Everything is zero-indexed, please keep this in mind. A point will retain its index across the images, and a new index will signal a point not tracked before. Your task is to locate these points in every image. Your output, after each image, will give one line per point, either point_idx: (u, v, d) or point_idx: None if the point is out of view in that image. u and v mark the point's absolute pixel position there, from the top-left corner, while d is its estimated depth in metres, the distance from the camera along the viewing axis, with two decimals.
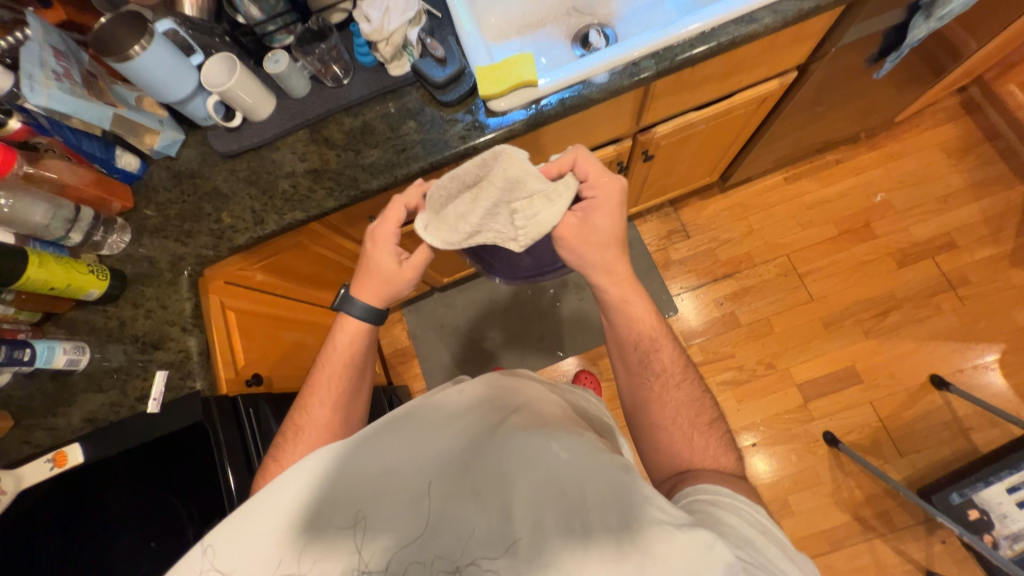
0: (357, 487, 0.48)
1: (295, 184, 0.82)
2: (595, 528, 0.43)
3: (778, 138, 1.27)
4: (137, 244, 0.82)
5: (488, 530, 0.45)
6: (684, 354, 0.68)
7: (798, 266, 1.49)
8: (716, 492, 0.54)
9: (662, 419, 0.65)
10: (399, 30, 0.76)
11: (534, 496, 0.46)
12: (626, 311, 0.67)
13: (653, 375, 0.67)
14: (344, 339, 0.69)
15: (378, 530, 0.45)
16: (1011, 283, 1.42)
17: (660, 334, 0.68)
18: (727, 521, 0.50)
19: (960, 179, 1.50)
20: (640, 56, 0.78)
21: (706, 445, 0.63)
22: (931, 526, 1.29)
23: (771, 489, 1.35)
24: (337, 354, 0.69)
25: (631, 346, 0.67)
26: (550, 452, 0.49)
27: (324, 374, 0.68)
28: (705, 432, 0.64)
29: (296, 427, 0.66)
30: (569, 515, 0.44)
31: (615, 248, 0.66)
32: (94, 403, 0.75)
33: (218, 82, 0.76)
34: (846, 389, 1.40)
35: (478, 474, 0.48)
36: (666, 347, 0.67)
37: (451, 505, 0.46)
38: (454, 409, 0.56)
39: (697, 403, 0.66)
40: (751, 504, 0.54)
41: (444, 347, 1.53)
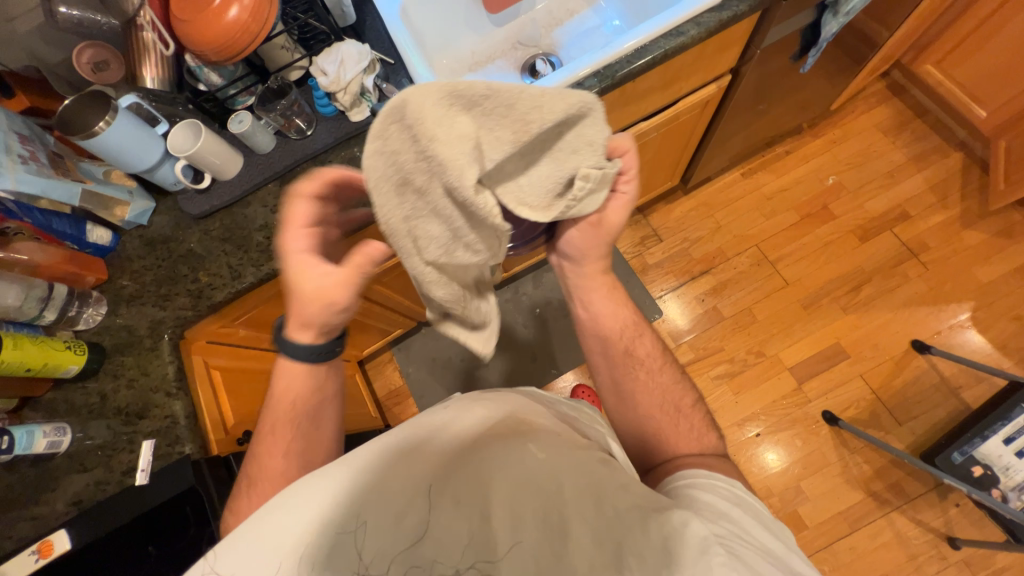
0: (348, 499, 0.48)
1: (269, 235, 0.83)
2: (572, 520, 0.46)
3: (727, 137, 1.34)
4: (114, 315, 0.82)
5: (476, 531, 0.46)
6: (662, 343, 0.71)
7: (769, 254, 1.55)
8: (694, 475, 0.55)
9: (649, 407, 0.66)
10: (355, 79, 0.81)
11: (516, 496, 0.48)
12: (610, 301, 0.70)
13: (636, 365, 0.68)
14: (284, 384, 0.64)
15: (372, 537, 0.46)
16: (967, 243, 1.49)
17: (640, 323, 0.71)
18: (705, 497, 0.51)
19: (900, 154, 1.60)
20: (585, 76, 0.84)
21: (690, 427, 0.64)
22: (942, 490, 1.30)
23: (782, 477, 1.35)
24: (283, 399, 0.64)
25: (615, 337, 0.69)
26: (527, 454, 0.51)
27: (270, 420, 0.64)
28: (690, 414, 0.66)
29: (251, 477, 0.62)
30: (549, 510, 0.47)
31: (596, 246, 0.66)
32: (78, 484, 0.72)
33: (185, 147, 0.79)
34: (836, 367, 1.43)
35: (464, 478, 0.49)
36: (644, 338, 0.70)
37: (439, 509, 0.47)
38: (436, 418, 0.56)
39: (678, 387, 0.68)
40: (729, 480, 0.55)
41: (438, 381, 1.52)
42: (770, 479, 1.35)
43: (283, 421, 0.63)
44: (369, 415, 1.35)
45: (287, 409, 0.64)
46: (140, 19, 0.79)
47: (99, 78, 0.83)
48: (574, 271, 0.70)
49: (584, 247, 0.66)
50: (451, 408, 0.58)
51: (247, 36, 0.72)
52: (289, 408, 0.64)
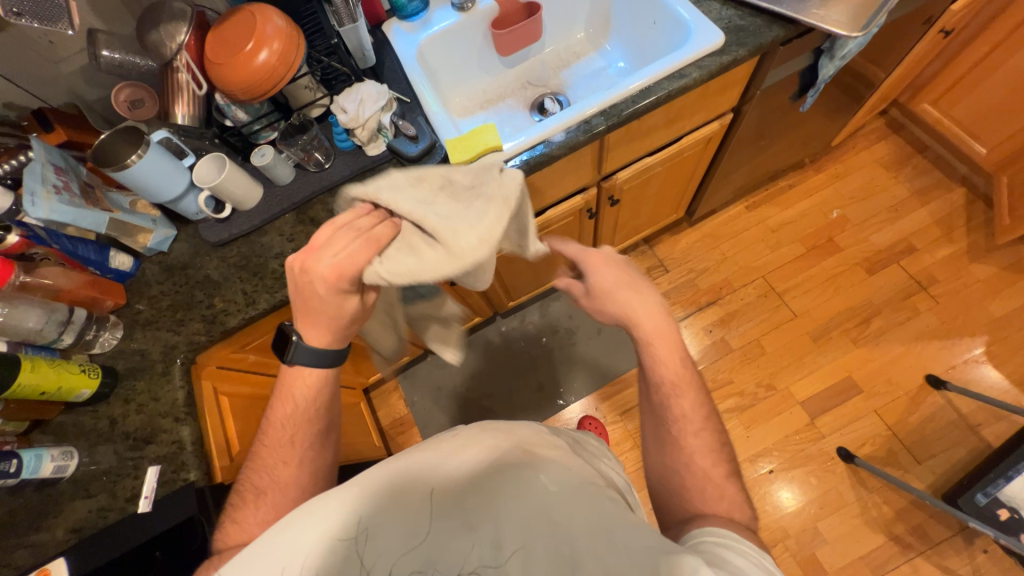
0: (359, 517, 0.49)
1: (284, 263, 0.85)
2: (583, 556, 0.45)
3: (730, 172, 1.38)
4: (129, 339, 0.83)
5: (484, 556, 0.47)
6: (707, 403, 0.63)
7: (775, 285, 1.55)
8: (723, 535, 0.52)
9: (676, 463, 0.62)
10: (373, 117, 0.85)
11: (526, 528, 0.48)
12: (652, 354, 0.62)
13: (669, 421, 0.63)
14: (302, 393, 0.64)
15: (378, 553, 0.47)
16: (976, 277, 1.49)
17: (688, 380, 0.63)
18: (736, 563, 0.47)
19: (903, 188, 1.62)
20: (591, 115, 0.87)
21: (719, 495, 0.59)
22: (969, 535, 1.24)
23: (798, 517, 1.30)
24: (300, 407, 0.65)
25: (651, 389, 0.64)
26: (539, 484, 0.51)
27: (281, 431, 0.64)
28: (721, 484, 0.60)
29: (256, 489, 0.63)
30: (558, 543, 0.46)
31: (637, 292, 0.63)
32: (81, 511, 0.72)
33: (209, 180, 0.83)
34: (849, 401, 1.40)
35: (474, 503, 0.50)
36: (684, 397, 0.62)
37: (448, 530, 0.48)
38: (449, 442, 0.56)
39: (714, 454, 0.62)
40: (757, 549, 0.51)
41: (443, 410, 1.50)
42: (785, 519, 1.30)
43: (300, 429, 0.64)
44: (373, 444, 1.33)
45: (305, 418, 0.65)
46: (176, 62, 0.83)
47: (136, 115, 0.89)
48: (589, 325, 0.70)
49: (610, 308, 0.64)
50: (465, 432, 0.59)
51: (275, 78, 0.77)
52: (305, 416, 0.65)
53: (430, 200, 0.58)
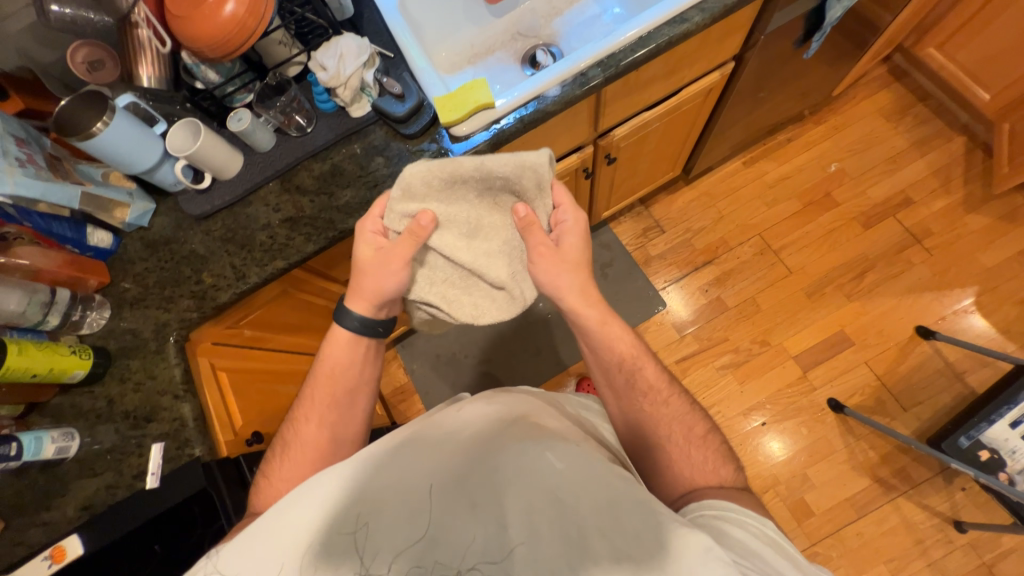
0: (358, 509, 0.50)
1: (272, 235, 0.82)
2: (590, 536, 0.46)
3: (729, 126, 1.33)
4: (118, 319, 0.81)
5: (488, 542, 0.48)
6: (668, 371, 0.65)
7: (772, 243, 1.54)
8: (723, 508, 0.52)
9: (658, 439, 0.61)
10: (355, 74, 0.79)
11: (532, 507, 0.49)
12: (607, 333, 0.64)
13: (640, 398, 0.63)
14: (334, 355, 0.66)
15: (377, 541, 0.49)
16: (970, 228, 1.49)
17: (644, 353, 0.65)
18: (739, 538, 0.48)
19: (903, 139, 1.59)
20: (587, 66, 0.83)
21: (704, 457, 0.60)
22: (949, 475, 1.30)
23: (788, 465, 1.35)
24: (328, 370, 0.66)
25: (615, 368, 0.64)
26: (545, 462, 0.52)
27: (313, 391, 0.66)
28: (703, 445, 0.61)
29: (284, 442, 0.65)
30: (566, 524, 0.47)
31: (585, 268, 0.65)
32: (89, 489, 0.72)
33: (184, 147, 0.77)
34: (840, 354, 1.43)
35: (478, 484, 0.51)
36: (645, 368, 0.64)
37: (453, 511, 0.50)
38: (452, 424, 0.60)
39: (689, 416, 0.63)
40: (759, 517, 0.52)
41: (442, 377, 1.52)
42: (775, 467, 1.36)
43: (327, 390, 0.65)
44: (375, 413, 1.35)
45: (330, 380, 0.66)
46: (134, 17, 0.77)
47: (95, 78, 0.82)
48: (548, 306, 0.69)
49: (554, 281, 0.64)
50: (465, 415, 0.61)
51: (245, 31, 0.71)
52: (333, 378, 0.66)
53: (474, 234, 0.65)
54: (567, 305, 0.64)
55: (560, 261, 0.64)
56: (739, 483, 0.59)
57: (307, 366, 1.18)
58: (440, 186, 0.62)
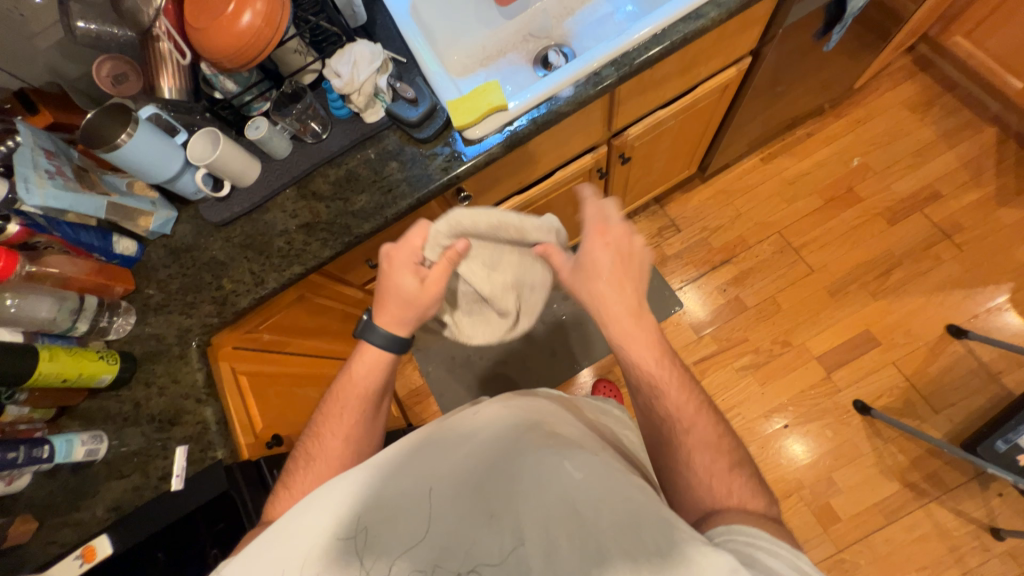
0: (363, 515, 0.51)
1: (290, 240, 0.83)
2: (608, 550, 0.45)
3: (746, 122, 1.30)
4: (143, 324, 0.83)
5: (495, 551, 0.48)
6: (698, 394, 0.62)
7: (792, 240, 1.50)
8: (754, 534, 0.49)
9: (677, 461, 0.60)
10: (369, 80, 0.80)
11: (548, 518, 0.48)
12: (627, 351, 0.62)
13: (661, 419, 0.62)
14: (363, 371, 0.66)
15: (380, 544, 0.49)
16: (1003, 222, 1.43)
17: (671, 371, 0.62)
18: (770, 567, 0.44)
19: (930, 130, 1.53)
20: (601, 66, 0.82)
21: (727, 488, 0.56)
22: (984, 480, 1.25)
23: (812, 469, 1.32)
24: (356, 385, 0.66)
25: (640, 385, 0.63)
26: (564, 470, 0.52)
27: (338, 405, 0.66)
28: (726, 478, 0.57)
29: (307, 456, 0.65)
30: (584, 536, 0.46)
31: (603, 282, 0.62)
32: (117, 491, 0.74)
33: (205, 157, 0.79)
34: (866, 354, 1.38)
35: (493, 492, 0.52)
36: (671, 392, 0.61)
37: (469, 518, 0.50)
38: (470, 430, 0.60)
39: (713, 445, 0.59)
40: (794, 550, 0.48)
41: (458, 379, 1.52)
42: (798, 470, 1.32)
43: (354, 405, 0.65)
44: (391, 415, 1.36)
45: (357, 395, 0.66)
46: (155, 30, 0.78)
47: (120, 91, 0.85)
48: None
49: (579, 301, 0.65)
50: (483, 419, 0.62)
51: (261, 41, 0.72)
52: (361, 392, 0.66)
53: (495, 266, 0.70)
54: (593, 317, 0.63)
55: (579, 284, 0.64)
56: (770, 512, 0.55)
57: (323, 370, 1.20)
58: (484, 230, 0.64)
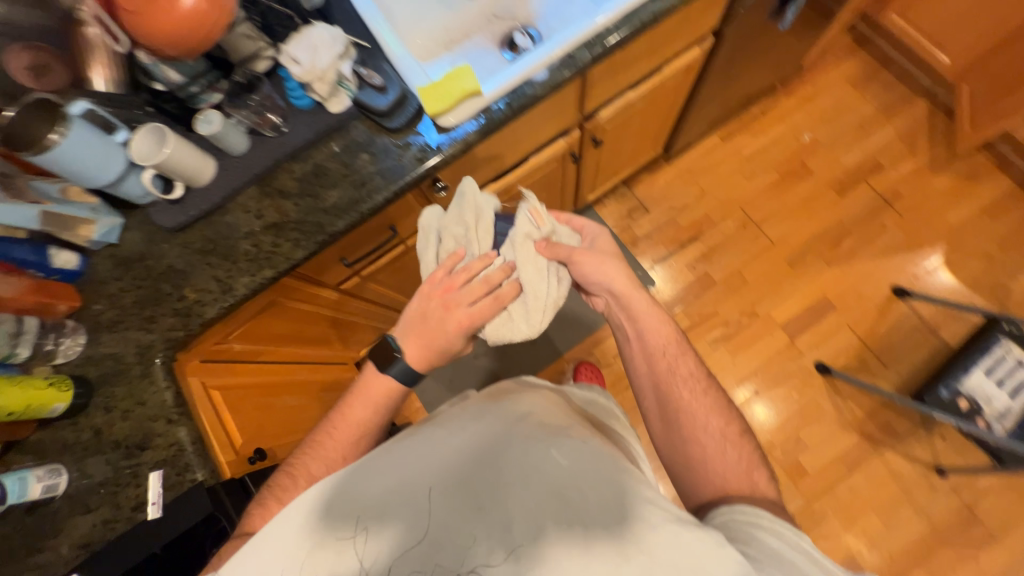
0: (357, 516, 0.51)
1: (256, 243, 0.78)
2: (595, 532, 0.48)
3: (706, 103, 1.34)
4: (96, 344, 0.76)
5: (489, 543, 0.48)
6: (707, 368, 0.68)
7: (753, 215, 1.57)
8: (757, 514, 0.53)
9: (694, 429, 0.64)
10: (331, 66, 0.75)
11: (538, 507, 0.50)
12: (650, 316, 0.68)
13: (678, 386, 0.66)
14: (379, 389, 0.66)
15: (376, 543, 0.49)
16: (936, 188, 1.55)
17: (684, 343, 0.69)
18: (767, 544, 0.50)
19: (871, 106, 1.63)
20: (573, 48, 0.80)
21: (739, 457, 0.62)
22: (928, 424, 1.38)
23: (781, 430, 1.41)
24: (358, 412, 0.65)
25: (659, 355, 0.67)
26: (551, 459, 0.53)
27: (347, 421, 0.65)
28: (738, 446, 0.63)
29: (307, 474, 0.61)
30: (572, 521, 0.49)
31: (618, 259, 0.70)
32: (85, 526, 0.68)
33: (151, 156, 0.72)
34: (824, 320, 1.48)
35: (482, 484, 0.52)
36: (689, 357, 0.68)
37: (458, 512, 0.50)
38: (457, 420, 0.60)
39: (725, 413, 0.65)
40: (796, 530, 0.53)
41: (439, 374, 1.50)
42: (767, 432, 1.41)
43: (357, 434, 0.64)
44: None
45: (370, 412, 0.65)
46: (81, 16, 0.74)
47: (43, 84, 0.75)
48: (595, 298, 0.73)
49: (600, 274, 0.69)
50: (470, 410, 0.62)
51: (206, 27, 0.66)
52: (373, 410, 0.66)
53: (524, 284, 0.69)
54: (617, 290, 0.69)
55: (601, 255, 0.70)
56: (771, 494, 0.59)
57: (302, 376, 1.14)
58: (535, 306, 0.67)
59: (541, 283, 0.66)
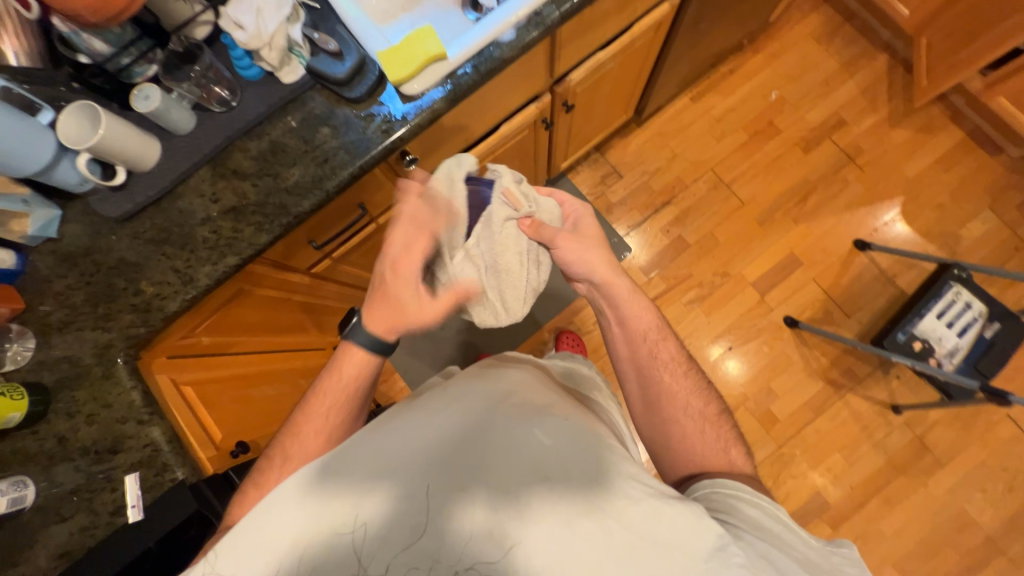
0: (347, 506, 0.51)
1: (215, 229, 0.73)
2: (580, 508, 0.50)
3: (676, 62, 1.32)
4: (48, 347, 0.70)
5: (478, 523, 0.50)
6: (686, 350, 0.71)
7: (724, 176, 1.59)
8: (737, 488, 0.56)
9: (674, 411, 0.66)
10: (279, 31, 0.69)
11: (525, 487, 0.52)
12: (632, 302, 0.70)
13: (659, 369, 0.68)
14: (353, 367, 0.64)
15: (366, 531, 0.50)
16: (895, 142, 1.60)
17: (665, 327, 0.71)
18: (747, 514, 0.53)
19: (834, 61, 1.65)
20: (541, 5, 0.76)
21: (716, 436, 0.65)
22: (885, 367, 1.48)
23: (753, 382, 1.48)
24: (338, 382, 0.64)
25: (640, 339, 0.69)
26: (536, 439, 0.55)
27: (323, 401, 0.63)
28: (715, 425, 0.66)
29: (285, 454, 0.61)
30: (557, 499, 0.51)
31: (603, 246, 0.70)
32: (60, 536, 0.65)
33: (83, 139, 0.66)
34: (792, 275, 1.54)
35: (470, 467, 0.53)
36: (669, 341, 0.70)
37: (447, 495, 0.51)
38: (440, 400, 0.60)
39: (703, 394, 0.68)
40: (773, 502, 0.56)
41: (421, 353, 1.49)
42: (740, 385, 1.48)
43: (340, 404, 0.63)
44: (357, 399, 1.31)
45: (345, 392, 0.63)
46: None
47: None
48: (577, 284, 0.74)
49: (584, 263, 0.69)
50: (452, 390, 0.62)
51: None
52: (348, 389, 0.64)
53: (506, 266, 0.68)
54: (598, 280, 0.69)
55: (584, 243, 0.69)
56: (747, 468, 0.63)
57: (281, 365, 1.10)
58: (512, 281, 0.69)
59: (519, 270, 0.68)
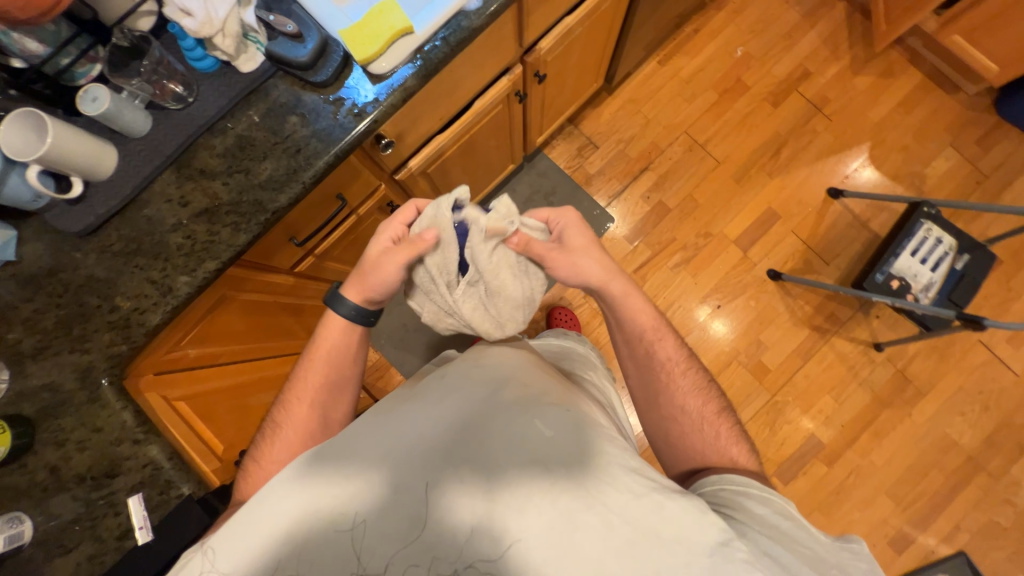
0: (344, 502, 0.50)
1: (189, 234, 0.69)
2: (579, 502, 0.49)
3: (643, 24, 1.30)
4: (23, 377, 0.66)
5: (476, 515, 0.49)
6: (686, 347, 0.71)
7: (698, 138, 1.60)
8: (744, 484, 0.58)
9: (673, 410, 0.67)
10: (231, 16, 0.65)
11: (524, 480, 0.51)
12: (629, 304, 0.69)
13: (658, 368, 0.69)
14: (328, 337, 0.67)
15: (363, 526, 0.49)
16: (858, 88, 1.63)
17: (663, 327, 0.71)
18: (755, 511, 0.54)
19: (795, 12, 1.66)
20: None
21: (716, 433, 0.65)
22: (865, 309, 1.54)
23: (743, 337, 1.52)
24: (321, 351, 0.67)
25: (636, 339, 0.69)
26: (536, 431, 0.54)
27: (304, 373, 0.67)
28: (715, 423, 0.66)
29: (275, 424, 0.65)
30: (556, 494, 0.50)
31: (598, 250, 0.69)
32: (66, 568, 0.62)
33: (32, 151, 0.61)
34: (771, 229, 1.57)
35: (469, 459, 0.52)
36: (668, 340, 0.70)
37: (445, 488, 0.51)
38: (438, 391, 0.59)
39: (703, 391, 0.68)
40: (783, 499, 0.57)
41: (415, 344, 1.47)
42: (731, 341, 1.52)
43: (320, 371, 0.66)
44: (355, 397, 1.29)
45: (322, 362, 0.67)
46: None
47: None
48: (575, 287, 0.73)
49: (578, 271, 0.67)
50: (449, 380, 0.61)
51: None
52: (327, 360, 0.67)
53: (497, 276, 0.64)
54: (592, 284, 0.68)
55: (576, 252, 0.67)
56: (751, 463, 0.64)
57: (271, 371, 1.07)
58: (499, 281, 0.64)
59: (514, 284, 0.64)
